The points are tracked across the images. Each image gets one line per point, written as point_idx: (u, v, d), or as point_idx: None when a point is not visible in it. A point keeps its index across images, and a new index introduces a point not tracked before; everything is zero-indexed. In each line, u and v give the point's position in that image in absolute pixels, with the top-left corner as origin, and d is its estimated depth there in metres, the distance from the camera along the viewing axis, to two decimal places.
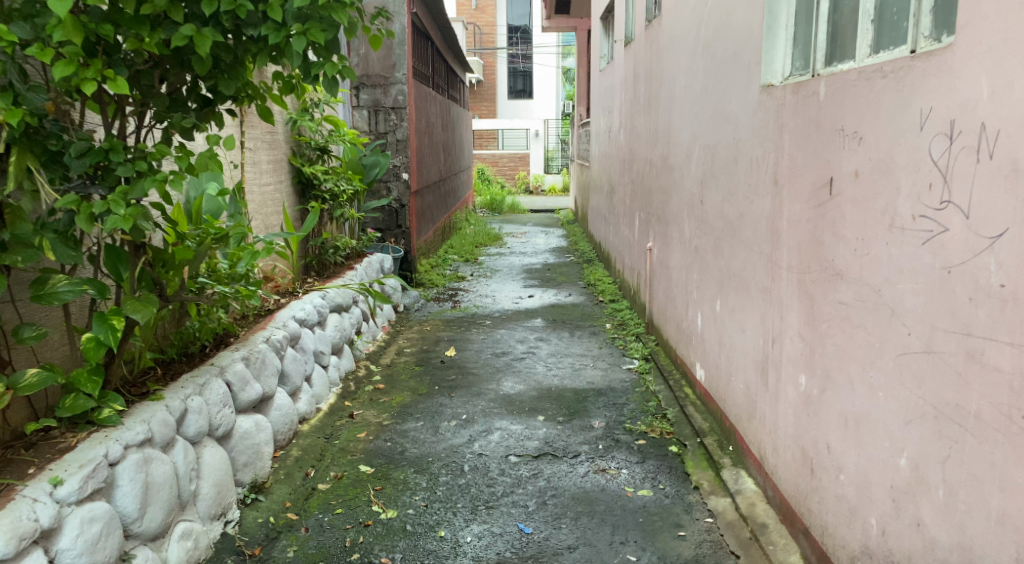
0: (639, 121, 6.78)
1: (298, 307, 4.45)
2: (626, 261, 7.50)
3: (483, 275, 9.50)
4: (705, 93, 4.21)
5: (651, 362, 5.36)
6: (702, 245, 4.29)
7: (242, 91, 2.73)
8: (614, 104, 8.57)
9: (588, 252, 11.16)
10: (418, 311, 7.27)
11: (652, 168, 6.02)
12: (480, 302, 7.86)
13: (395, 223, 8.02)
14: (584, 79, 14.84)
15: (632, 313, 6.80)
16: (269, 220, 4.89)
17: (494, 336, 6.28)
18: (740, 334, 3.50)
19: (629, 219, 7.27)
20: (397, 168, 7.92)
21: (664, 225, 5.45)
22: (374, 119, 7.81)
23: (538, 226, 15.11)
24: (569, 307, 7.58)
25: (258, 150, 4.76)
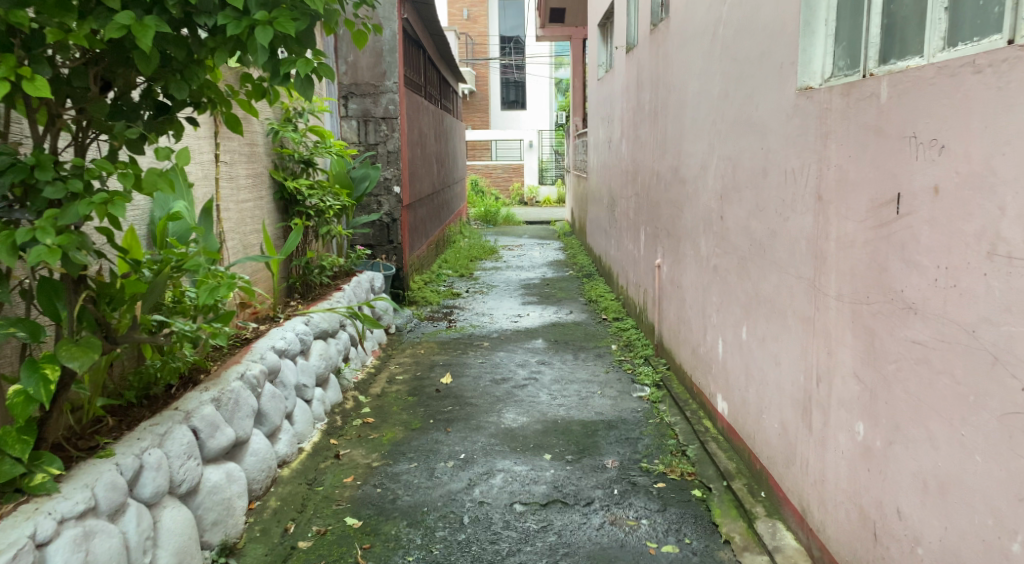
0: (643, 131, 6.43)
1: (278, 336, 4.06)
2: (630, 278, 7.13)
3: (479, 291, 9.11)
4: (724, 99, 3.84)
5: (662, 390, 4.98)
6: (721, 267, 3.92)
7: (202, 94, 2.36)
8: (614, 114, 8.21)
9: (587, 266, 10.79)
10: (411, 332, 6.87)
11: (659, 181, 5.65)
12: (477, 320, 7.47)
13: (386, 239, 7.63)
14: (580, 89, 14.50)
15: (638, 333, 6.42)
16: (248, 240, 4.50)
17: (492, 360, 5.89)
18: (773, 369, 3.13)
19: (634, 235, 6.90)
20: (389, 181, 7.53)
21: (674, 242, 5.09)
22: (364, 129, 7.43)
23: (534, 238, 14.73)
24: (571, 325, 7.20)
25: (236, 164, 4.37)
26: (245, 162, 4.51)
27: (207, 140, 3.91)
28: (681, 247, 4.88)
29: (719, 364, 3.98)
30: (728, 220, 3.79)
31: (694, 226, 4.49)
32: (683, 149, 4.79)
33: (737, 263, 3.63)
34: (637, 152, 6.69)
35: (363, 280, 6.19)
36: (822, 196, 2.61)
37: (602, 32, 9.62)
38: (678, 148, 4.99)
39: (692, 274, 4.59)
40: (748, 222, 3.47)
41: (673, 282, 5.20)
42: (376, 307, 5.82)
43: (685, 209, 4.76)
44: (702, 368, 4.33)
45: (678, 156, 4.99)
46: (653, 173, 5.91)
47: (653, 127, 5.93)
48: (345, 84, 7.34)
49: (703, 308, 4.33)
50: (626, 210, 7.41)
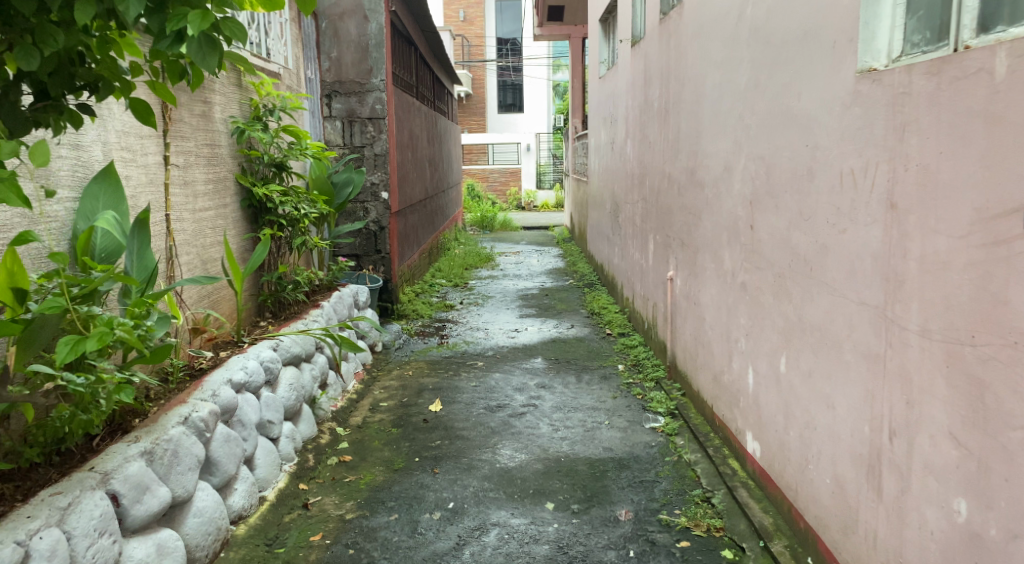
0: (651, 130, 5.88)
1: (237, 366, 3.51)
2: (637, 290, 6.58)
3: (474, 303, 8.56)
4: (754, 90, 3.30)
5: (679, 420, 4.43)
6: (751, 285, 3.38)
7: (86, 78, 2.11)
8: (618, 113, 7.66)
9: (588, 274, 10.24)
10: (399, 349, 6.32)
11: (671, 185, 5.12)
12: (471, 336, 6.92)
13: (373, 248, 7.08)
14: (579, 90, 13.96)
15: (648, 351, 5.87)
16: (207, 253, 3.95)
17: (487, 382, 5.34)
18: (825, 412, 2.59)
19: (641, 243, 6.36)
20: (376, 186, 6.98)
21: (691, 253, 4.54)
22: (348, 130, 6.89)
23: (532, 244, 14.18)
24: (573, 341, 6.66)
25: (193, 168, 3.82)
26: (204, 165, 3.96)
27: (152, 139, 3.36)
28: (699, 259, 4.34)
29: (749, 398, 3.44)
30: (760, 230, 3.25)
31: (715, 236, 3.95)
32: (702, 149, 4.25)
33: (773, 282, 3.10)
34: (645, 153, 6.15)
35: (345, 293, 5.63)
36: (897, 205, 2.08)
37: (604, 27, 9.08)
38: (694, 148, 4.45)
39: (713, 291, 4.05)
40: (787, 232, 2.93)
41: (689, 298, 4.65)
42: (359, 325, 5.26)
43: (703, 217, 4.23)
44: (727, 399, 3.79)
45: (695, 156, 4.45)
46: (664, 176, 5.37)
47: (663, 125, 5.39)
48: (328, 81, 6.78)
49: (726, 330, 3.80)
50: (632, 215, 6.86)
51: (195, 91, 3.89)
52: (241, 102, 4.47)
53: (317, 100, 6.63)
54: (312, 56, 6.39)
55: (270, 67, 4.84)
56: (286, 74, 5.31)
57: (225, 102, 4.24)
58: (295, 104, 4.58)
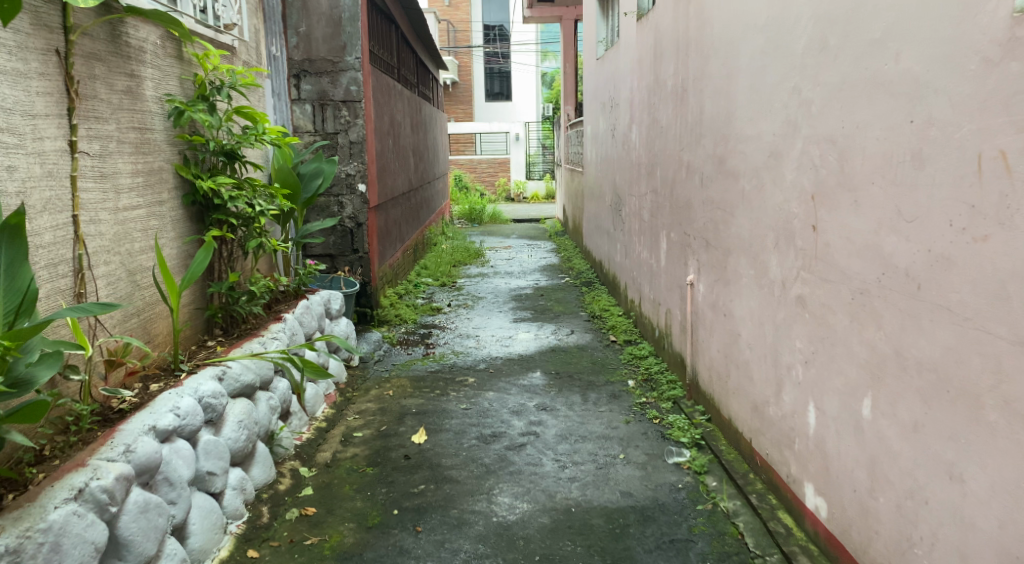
0: (663, 112, 5.19)
1: (165, 408, 2.78)
2: (646, 294, 5.89)
3: (463, 305, 7.86)
4: (819, 54, 2.62)
5: (707, 454, 3.74)
6: (813, 301, 2.70)
7: None
8: (621, 96, 6.95)
9: (585, 271, 9.55)
10: (379, 363, 5.60)
11: (691, 175, 4.43)
12: (460, 345, 6.22)
13: (349, 246, 6.35)
14: (572, 75, 13.23)
15: (662, 365, 5.19)
16: (134, 260, 3.22)
17: (480, 405, 4.63)
18: (946, 485, 1.92)
19: (651, 242, 5.67)
20: (351, 178, 6.26)
21: (719, 256, 3.86)
22: (320, 115, 6.16)
23: (523, 238, 13.47)
24: (574, 351, 5.97)
25: (114, 156, 3.08)
26: (131, 153, 3.22)
27: (49, 120, 2.63)
28: (732, 263, 3.66)
29: (808, 442, 2.75)
30: (826, 232, 2.57)
31: (756, 237, 3.27)
32: (735, 132, 3.56)
33: (848, 300, 2.41)
34: (655, 140, 5.45)
35: (311, 303, 4.90)
36: None
37: (601, 4, 8.34)
38: (724, 131, 3.76)
39: (752, 303, 3.37)
40: (872, 237, 2.25)
41: (715, 308, 3.97)
42: (326, 341, 4.54)
43: (738, 213, 3.55)
44: (775, 438, 3.11)
45: (724, 140, 3.76)
46: (681, 164, 4.69)
47: (679, 107, 4.71)
48: (296, 60, 6.08)
49: (771, 353, 3.12)
50: (639, 209, 6.17)
51: (119, 60, 3.14)
52: (183, 77, 3.73)
53: (283, 81, 5.91)
54: (276, 30, 5.66)
55: (220, 38, 4.12)
56: (243, 48, 4.59)
57: (159, 76, 3.50)
58: (249, 81, 3.85)
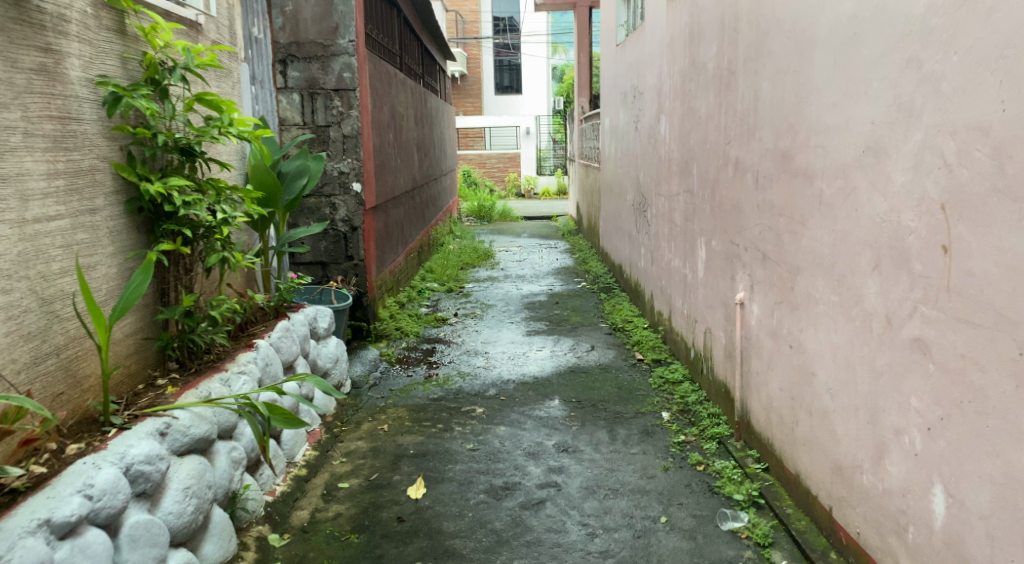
0: (702, 100, 4.49)
1: (69, 491, 2.10)
2: (680, 308, 5.19)
3: (471, 315, 7.15)
4: (956, 12, 1.93)
5: (770, 518, 3.05)
6: (940, 349, 2.01)
7: None
8: (647, 83, 6.25)
9: (603, 275, 8.84)
10: (375, 387, 4.92)
11: (742, 175, 3.74)
12: (467, 364, 5.51)
13: (342, 253, 5.66)
14: (587, 64, 12.50)
15: (701, 395, 4.48)
16: (50, 285, 2.55)
17: (489, 445, 3.95)
18: None
19: (686, 250, 4.97)
20: (345, 177, 5.56)
21: (782, 274, 3.17)
22: (309, 106, 5.47)
23: (536, 238, 12.77)
24: (596, 373, 5.26)
25: (17, 152, 2.41)
26: (48, 149, 2.57)
27: None
28: (803, 283, 2.97)
29: (930, 536, 2.06)
30: (967, 256, 1.88)
31: (844, 254, 2.58)
32: (809, 122, 2.86)
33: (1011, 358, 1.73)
34: (691, 131, 4.76)
35: (293, 325, 4.20)
36: None
37: None
38: (790, 120, 3.07)
39: (834, 337, 2.67)
40: None
41: (776, 336, 3.28)
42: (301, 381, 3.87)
43: (814, 222, 2.86)
44: (869, 516, 2.42)
45: (790, 131, 3.08)
46: (727, 161, 4.00)
47: (724, 94, 4.02)
48: (282, 43, 5.43)
49: (865, 406, 2.43)
50: (669, 211, 5.46)
51: (30, 31, 2.49)
52: (125, 56, 3.04)
53: (268, 67, 5.25)
54: (258, 9, 4.98)
55: (179, 11, 3.44)
56: (212, 26, 3.92)
57: (91, 53, 2.82)
58: (210, 63, 3.15)
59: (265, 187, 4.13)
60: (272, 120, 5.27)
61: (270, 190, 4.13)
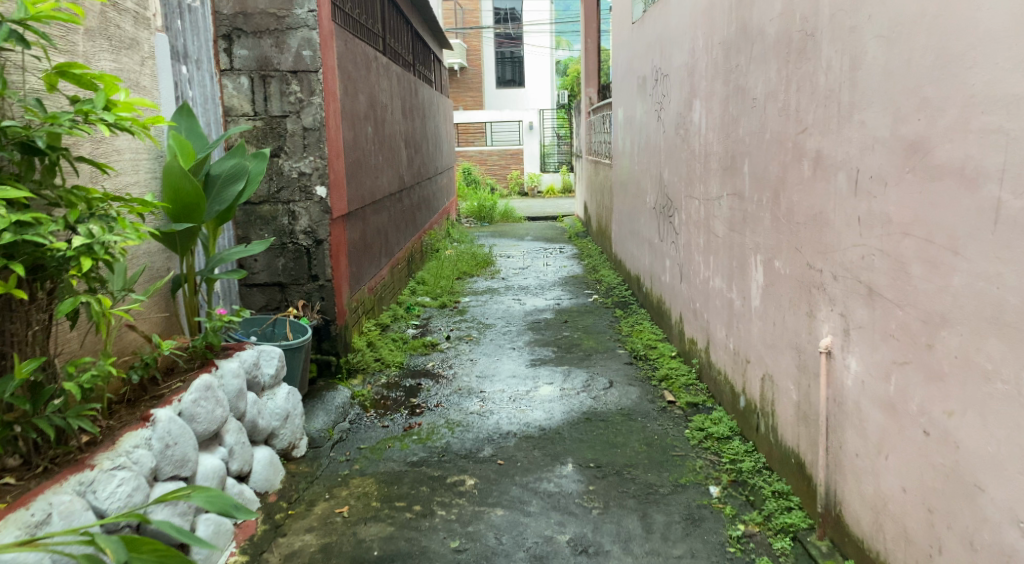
0: (759, 76, 3.46)
1: None
2: (723, 341, 4.17)
3: (466, 338, 6.11)
4: None
5: None
6: None
7: None
8: (674, 63, 5.22)
9: (617, 286, 7.82)
10: (340, 445, 3.91)
11: (828, 175, 2.72)
12: (458, 408, 4.48)
13: (304, 272, 4.63)
14: (596, 52, 11.46)
15: (760, 464, 3.46)
16: None
17: (481, 543, 2.95)
18: None
19: (732, 269, 3.95)
20: (306, 179, 4.55)
21: (910, 324, 2.16)
22: (261, 92, 4.46)
23: (540, 241, 11.74)
24: (618, 422, 4.23)
25: None
26: None
27: None
28: (955, 342, 1.97)
29: None
30: None
31: None
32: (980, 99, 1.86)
33: None
34: (741, 118, 3.73)
35: (222, 378, 3.18)
36: None
37: None
38: (924, 93, 2.06)
39: None
40: None
41: (894, 410, 2.28)
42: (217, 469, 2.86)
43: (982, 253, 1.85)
44: None
45: (925, 111, 2.07)
46: (800, 155, 2.98)
47: (795, 66, 3.01)
48: (226, 14, 4.40)
49: None
50: (706, 218, 4.44)
51: None
52: None
53: (208, 44, 4.25)
54: None
55: None
56: None
57: None
58: (54, 15, 2.15)
59: (182, 198, 3.12)
60: (214, 110, 4.31)
61: (189, 202, 3.13)
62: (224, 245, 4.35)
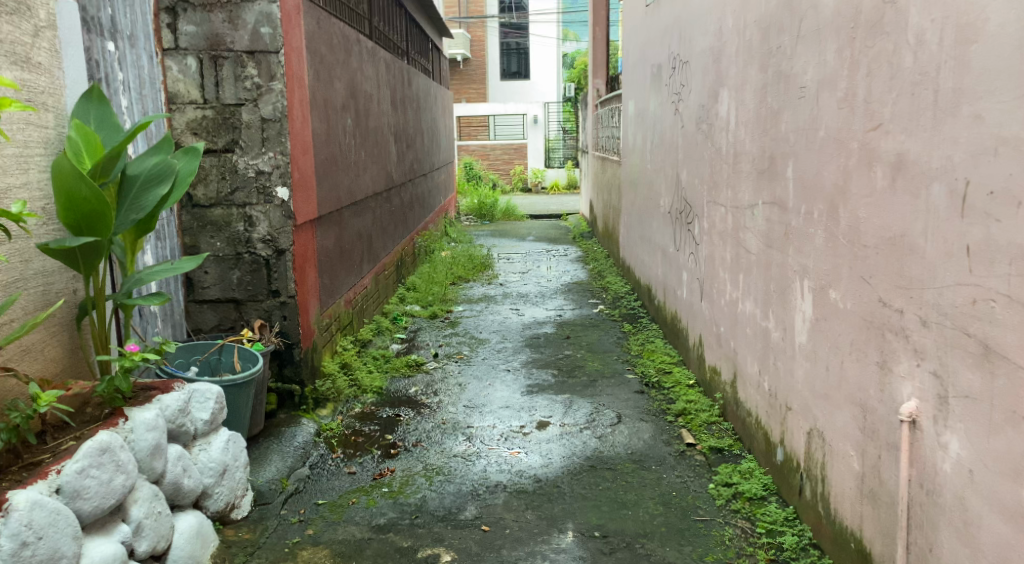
0: (811, 59, 2.78)
1: None
2: (755, 378, 3.51)
3: (456, 356, 5.44)
4: None
5: None
6: None
7: None
8: (696, 47, 4.55)
9: (626, 296, 7.15)
10: (294, 501, 3.26)
11: (914, 187, 2.06)
12: (439, 449, 3.81)
13: (262, 287, 3.97)
14: (604, 41, 10.78)
15: (804, 540, 2.80)
16: None
17: None
18: None
19: (768, 294, 3.30)
20: (265, 178, 3.89)
21: None
22: (212, 76, 3.80)
23: (542, 241, 11.09)
24: (628, 472, 3.56)
25: None
26: None
27: None
28: None
29: None
30: None
31: None
32: None
33: None
34: (785, 111, 3.06)
35: (131, 434, 2.52)
36: None
37: None
38: None
39: None
40: None
41: None
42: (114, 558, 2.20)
43: None
44: None
45: None
46: (871, 160, 2.31)
47: (865, 44, 2.34)
48: None
49: None
50: (736, 229, 3.78)
51: None
52: None
53: (146, 18, 3.60)
54: None
55: None
56: None
57: None
58: None
59: (80, 204, 2.49)
60: (155, 97, 3.66)
61: (89, 210, 2.50)
62: (165, 256, 3.69)
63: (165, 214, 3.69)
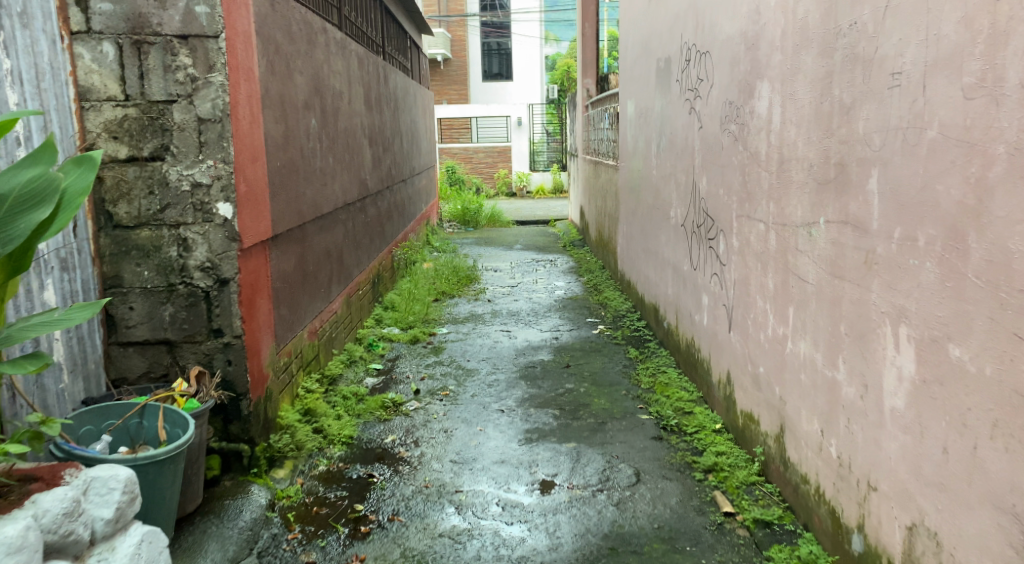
0: (915, 36, 2.08)
1: None
2: (815, 439, 2.81)
3: (440, 392, 4.71)
4: None
5: None
6: None
7: None
8: (722, 34, 3.84)
9: (627, 314, 6.44)
10: None
11: None
12: (422, 526, 3.08)
13: (202, 325, 3.22)
14: (595, 37, 10.06)
15: None
16: None
17: None
18: None
19: (837, 337, 2.60)
20: (202, 191, 3.14)
21: None
22: (134, 65, 3.05)
23: (530, 250, 10.38)
24: (658, 557, 2.85)
25: None
26: None
27: None
28: None
29: None
30: None
31: None
32: None
33: None
34: (866, 107, 2.36)
35: None
36: None
37: None
38: None
39: None
40: None
41: None
42: None
43: None
44: None
45: None
46: None
47: None
48: None
49: None
50: (782, 252, 3.08)
51: None
52: None
53: None
54: None
55: None
56: None
57: None
58: None
59: None
60: (59, 93, 2.91)
61: None
62: (75, 292, 2.94)
63: (74, 240, 2.94)
